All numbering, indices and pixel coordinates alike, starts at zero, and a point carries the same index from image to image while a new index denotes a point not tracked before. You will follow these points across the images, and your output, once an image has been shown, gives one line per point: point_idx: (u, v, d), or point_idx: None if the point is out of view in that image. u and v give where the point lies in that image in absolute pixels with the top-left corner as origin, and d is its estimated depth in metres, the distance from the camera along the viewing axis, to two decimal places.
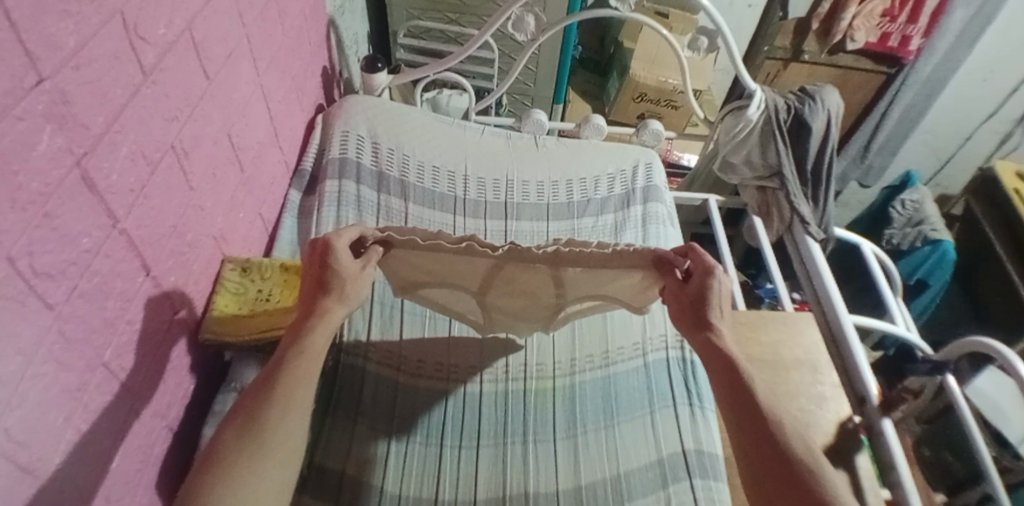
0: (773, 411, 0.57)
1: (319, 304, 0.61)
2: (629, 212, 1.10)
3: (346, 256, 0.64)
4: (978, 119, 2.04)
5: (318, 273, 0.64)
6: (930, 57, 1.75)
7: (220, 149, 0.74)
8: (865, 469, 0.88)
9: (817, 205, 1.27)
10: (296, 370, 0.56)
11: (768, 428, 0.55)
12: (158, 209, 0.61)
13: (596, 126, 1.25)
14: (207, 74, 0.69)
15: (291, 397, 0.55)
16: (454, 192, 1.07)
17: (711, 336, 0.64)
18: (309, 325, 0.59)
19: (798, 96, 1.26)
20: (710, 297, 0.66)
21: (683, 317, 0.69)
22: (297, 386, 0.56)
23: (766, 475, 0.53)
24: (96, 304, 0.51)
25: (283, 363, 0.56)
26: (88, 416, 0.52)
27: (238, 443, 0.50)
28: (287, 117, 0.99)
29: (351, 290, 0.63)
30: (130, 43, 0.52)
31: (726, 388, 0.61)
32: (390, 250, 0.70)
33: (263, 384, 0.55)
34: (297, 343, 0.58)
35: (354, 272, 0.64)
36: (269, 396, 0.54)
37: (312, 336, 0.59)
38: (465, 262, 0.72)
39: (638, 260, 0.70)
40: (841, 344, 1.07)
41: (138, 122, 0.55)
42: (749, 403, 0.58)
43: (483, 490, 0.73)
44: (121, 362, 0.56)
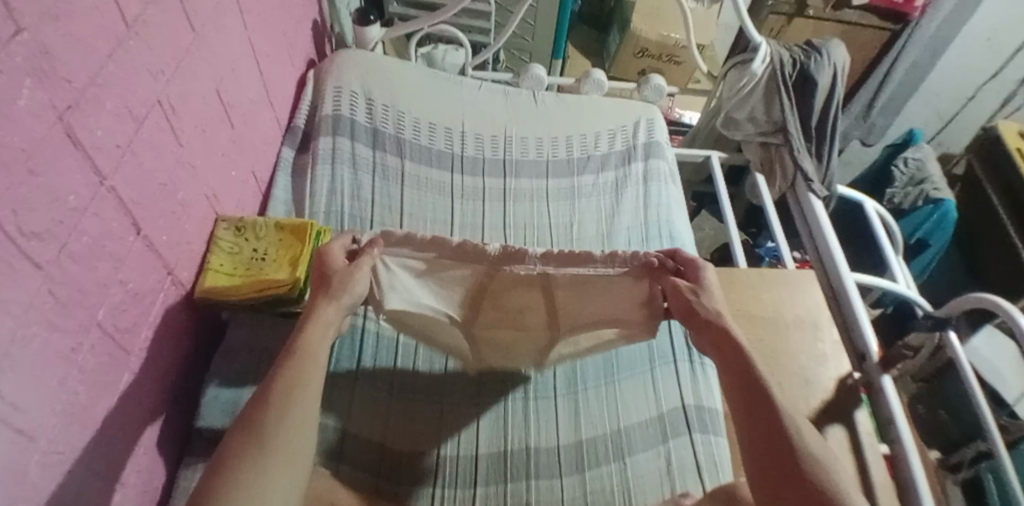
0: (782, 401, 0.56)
1: (313, 306, 0.61)
2: (630, 170, 1.08)
3: (340, 256, 0.65)
4: (980, 80, 2.00)
5: (316, 281, 0.64)
6: (936, 14, 1.71)
7: (210, 107, 0.71)
8: (865, 425, 0.89)
9: (821, 162, 1.23)
10: (296, 364, 0.54)
11: (769, 407, 0.54)
12: (146, 167, 0.58)
13: (596, 81, 1.20)
14: (192, 27, 0.65)
15: (293, 385, 0.52)
16: (451, 149, 1.04)
17: (726, 327, 0.63)
18: (302, 329, 0.58)
19: (803, 50, 1.23)
20: (710, 287, 0.67)
21: (687, 313, 0.66)
22: (298, 380, 0.53)
23: (771, 454, 0.51)
24: (87, 265, 0.50)
25: (279, 365, 0.54)
26: (83, 377, 0.51)
27: (243, 446, 0.47)
28: (277, 74, 0.95)
29: (342, 287, 0.63)
30: None
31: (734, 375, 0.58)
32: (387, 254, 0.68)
33: (261, 388, 0.52)
34: (293, 344, 0.57)
35: (355, 274, 0.64)
36: (267, 397, 0.51)
37: (305, 338, 0.57)
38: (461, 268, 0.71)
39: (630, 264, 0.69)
40: (842, 299, 1.08)
41: (122, 77, 0.52)
42: (755, 385, 0.56)
43: (489, 444, 0.74)
44: (116, 322, 0.55)
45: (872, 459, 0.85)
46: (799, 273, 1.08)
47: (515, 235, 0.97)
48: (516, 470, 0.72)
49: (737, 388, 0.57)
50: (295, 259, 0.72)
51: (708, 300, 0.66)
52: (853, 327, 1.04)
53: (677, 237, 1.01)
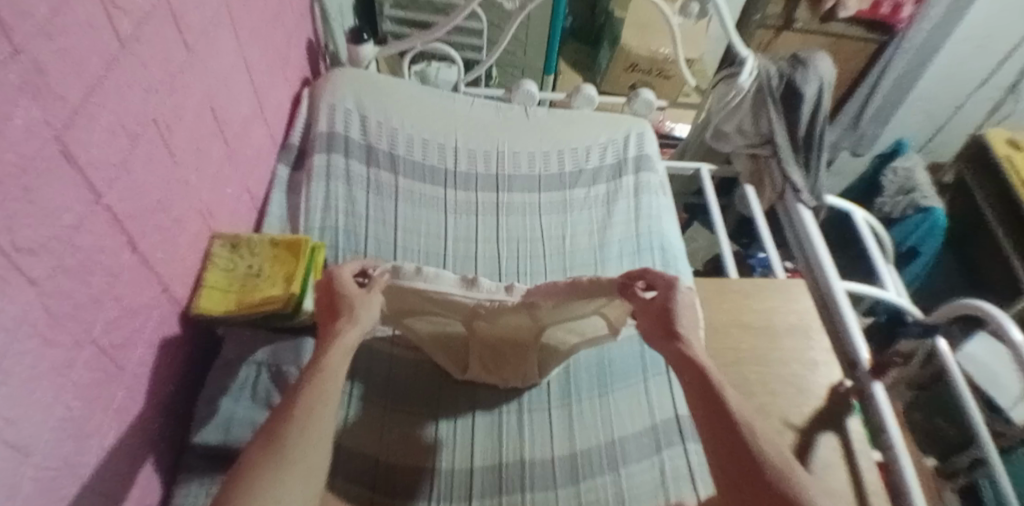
0: (744, 415, 0.56)
1: (336, 329, 0.63)
2: (621, 183, 1.10)
3: (352, 284, 0.68)
4: (969, 88, 2.04)
5: (328, 306, 0.67)
6: (922, 24, 1.73)
7: (203, 124, 0.72)
8: (856, 432, 0.90)
9: (809, 173, 1.26)
10: (317, 385, 0.56)
11: (735, 427, 0.55)
12: (140, 184, 0.59)
13: (586, 96, 1.23)
14: (185, 46, 0.66)
15: (314, 409, 0.54)
16: (444, 165, 1.06)
17: (683, 347, 0.64)
18: (323, 350, 0.60)
19: (790, 63, 1.24)
20: (676, 308, 0.68)
21: (652, 331, 0.68)
22: (319, 404, 0.55)
23: (736, 471, 0.52)
24: (81, 280, 0.50)
25: (302, 385, 0.56)
26: (77, 392, 0.51)
27: (266, 458, 0.49)
28: (272, 92, 0.97)
29: (360, 313, 0.65)
30: (104, 13, 0.51)
31: (697, 393, 0.59)
32: (391, 286, 0.71)
33: (283, 407, 0.54)
34: (315, 366, 0.58)
35: (365, 303, 0.66)
36: (291, 413, 0.53)
37: (327, 357, 0.59)
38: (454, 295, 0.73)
39: (606, 287, 0.72)
40: (832, 308, 1.09)
41: (116, 95, 0.53)
42: (718, 404, 0.57)
43: (484, 456, 0.75)
44: (110, 337, 0.56)
45: (866, 466, 0.86)
46: (790, 281, 1.09)
47: (510, 248, 0.99)
48: (511, 483, 0.72)
49: (702, 409, 0.58)
50: (290, 275, 0.73)
51: (670, 321, 0.67)
52: (844, 336, 1.05)
53: (669, 248, 1.02)
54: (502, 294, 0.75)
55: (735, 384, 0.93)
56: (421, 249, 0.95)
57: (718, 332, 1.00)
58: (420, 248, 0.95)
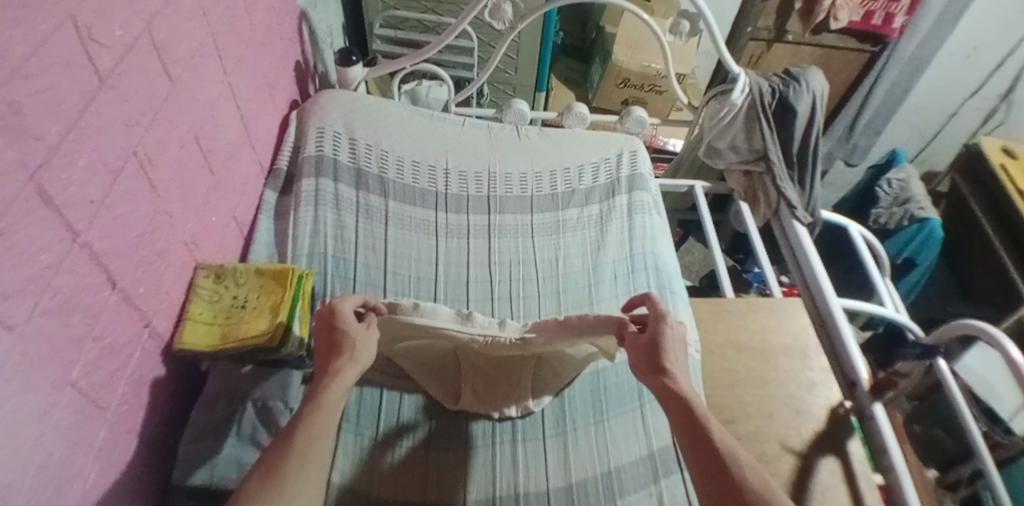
0: (727, 445, 0.57)
1: (333, 367, 0.63)
2: (615, 202, 1.09)
3: (351, 317, 0.68)
4: (960, 97, 2.04)
5: (326, 339, 0.66)
6: (914, 35, 1.74)
7: (188, 153, 0.71)
8: (858, 454, 0.88)
9: (803, 188, 1.26)
10: (313, 421, 0.57)
11: (721, 461, 0.55)
12: (121, 219, 0.57)
13: (578, 114, 1.21)
14: (169, 76, 0.65)
15: (310, 442, 0.55)
16: (435, 187, 1.05)
17: (667, 381, 0.65)
18: (320, 385, 0.61)
19: (782, 79, 1.24)
20: (664, 341, 0.69)
21: (642, 366, 0.69)
22: (314, 444, 0.55)
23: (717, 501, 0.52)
24: (61, 321, 0.49)
25: (300, 421, 0.57)
26: (59, 437, 0.49)
27: (260, 495, 0.50)
28: (258, 117, 0.95)
29: (359, 350, 0.65)
30: (84, 48, 0.49)
31: (684, 427, 0.60)
32: (388, 320, 0.74)
33: (280, 442, 0.55)
34: (312, 402, 0.59)
35: (363, 340, 0.67)
36: (287, 450, 0.54)
37: (326, 394, 0.60)
38: (450, 329, 0.76)
39: (603, 324, 0.74)
40: (829, 326, 1.08)
41: (96, 130, 0.52)
42: (703, 436, 0.58)
43: (475, 488, 0.72)
44: (91, 379, 0.54)
45: (867, 489, 0.84)
46: (787, 299, 1.08)
47: (502, 271, 0.97)
48: None
49: (686, 442, 0.59)
50: (277, 306, 0.70)
51: (657, 354, 0.68)
52: (843, 355, 1.04)
53: (663, 268, 1.01)
54: (496, 328, 0.78)
55: (735, 408, 0.91)
56: (412, 274, 0.94)
57: (714, 354, 0.99)
58: (411, 274, 0.94)
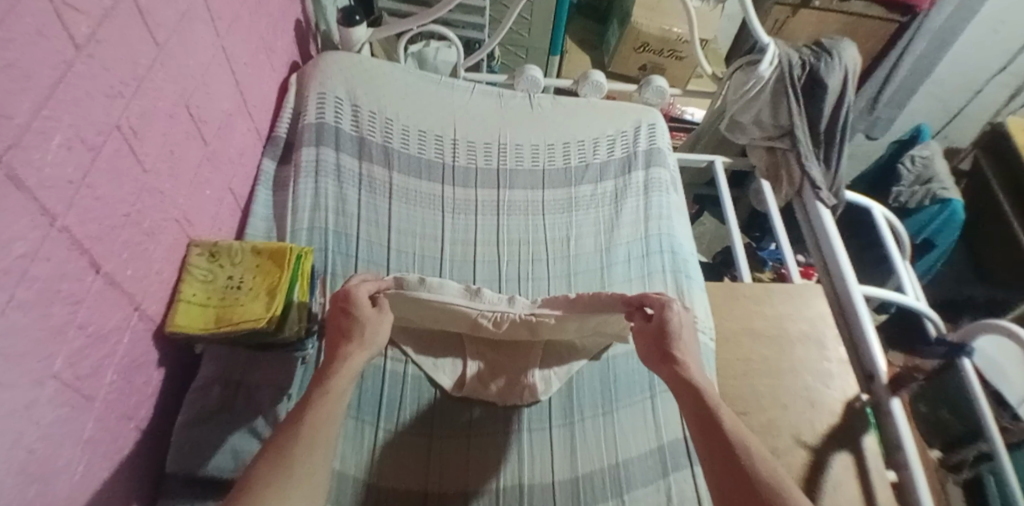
0: (737, 432, 0.56)
1: (342, 351, 0.61)
2: (630, 179, 1.03)
3: (366, 302, 0.65)
4: (989, 72, 1.93)
5: (337, 324, 0.64)
6: (944, 6, 1.62)
7: (178, 125, 0.66)
8: (872, 450, 0.85)
9: (829, 168, 1.19)
10: (322, 403, 0.55)
11: (733, 451, 0.54)
12: (106, 199, 0.53)
13: (594, 83, 1.14)
14: (156, 41, 0.60)
15: (321, 421, 0.54)
16: (442, 159, 0.99)
17: (678, 369, 0.63)
18: (331, 370, 0.60)
19: (813, 50, 1.16)
20: (672, 328, 0.67)
21: (651, 355, 0.67)
22: (324, 425, 0.54)
23: (730, 492, 0.51)
24: (40, 312, 0.45)
25: (309, 403, 0.55)
26: (41, 432, 0.47)
27: (271, 476, 0.48)
28: (255, 82, 0.89)
29: (371, 336, 0.63)
30: (56, 13, 0.44)
31: (695, 416, 0.58)
32: (395, 297, 0.72)
33: (289, 423, 0.53)
34: (321, 386, 0.58)
35: (378, 328, 0.65)
36: (298, 431, 0.52)
37: (336, 378, 0.58)
38: (458, 304, 0.75)
39: (609, 304, 0.72)
40: (849, 314, 1.04)
41: (72, 105, 0.47)
42: (713, 424, 0.57)
43: (482, 475, 0.71)
44: (75, 369, 0.51)
45: (879, 486, 0.82)
46: (806, 284, 1.04)
47: (510, 251, 0.93)
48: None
49: (698, 432, 0.58)
50: (273, 289, 0.68)
51: (667, 342, 0.66)
52: (862, 346, 1.00)
53: (679, 252, 0.96)
54: (505, 305, 0.77)
55: (746, 399, 0.89)
56: (416, 252, 0.90)
57: (727, 341, 0.96)
58: (415, 251, 0.90)
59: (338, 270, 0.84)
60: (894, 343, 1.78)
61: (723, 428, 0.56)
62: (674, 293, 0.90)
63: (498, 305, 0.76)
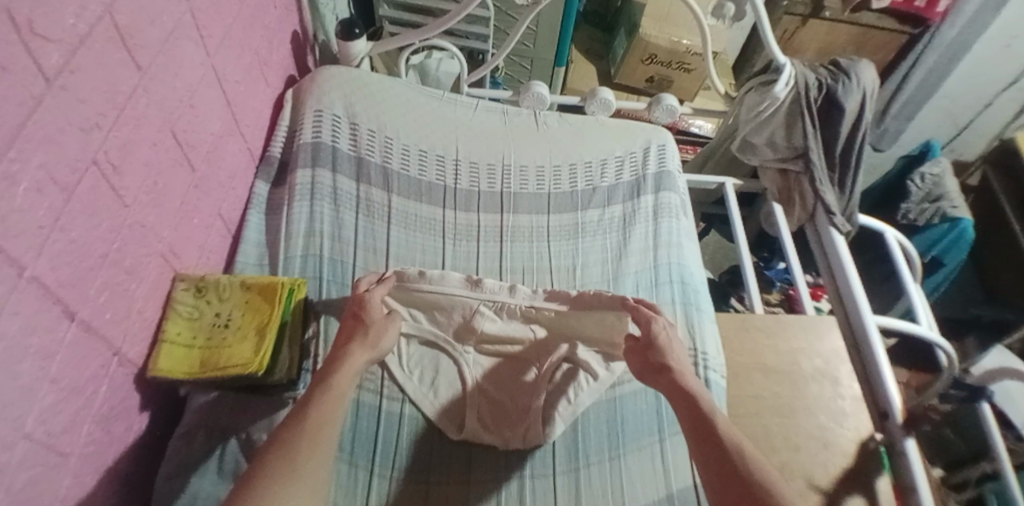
0: (731, 438, 0.58)
1: (347, 349, 0.64)
2: (639, 203, 0.99)
3: (378, 309, 0.69)
4: (996, 88, 1.84)
5: (348, 325, 0.68)
6: (957, 20, 1.58)
7: (162, 152, 0.62)
8: (887, 494, 0.82)
9: (843, 192, 1.15)
10: (324, 400, 0.57)
11: (728, 458, 0.56)
12: (81, 242, 0.49)
13: (603, 100, 1.08)
14: (138, 65, 0.56)
15: (325, 419, 0.55)
16: (443, 181, 0.95)
17: (675, 378, 0.66)
18: (333, 369, 0.61)
19: (830, 71, 1.12)
20: (660, 340, 0.70)
21: (645, 369, 0.70)
22: (326, 422, 0.55)
23: (729, 497, 0.53)
24: (7, 371, 0.42)
25: (310, 400, 0.57)
26: (8, 501, 0.43)
27: (276, 472, 0.49)
28: (248, 99, 0.85)
29: (377, 337, 0.67)
30: (24, 46, 0.40)
31: (691, 422, 0.61)
32: (400, 289, 0.79)
33: (293, 417, 0.55)
34: (324, 383, 0.60)
35: (382, 327, 0.68)
36: (299, 428, 0.54)
37: (337, 377, 0.60)
38: (459, 292, 0.80)
39: (610, 302, 0.78)
40: (863, 349, 1.00)
41: (42, 143, 0.43)
42: (707, 432, 0.59)
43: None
44: (49, 426, 0.47)
45: None
46: (820, 318, 1.00)
47: (514, 280, 0.89)
48: None
49: (693, 438, 0.60)
50: (263, 327, 0.65)
51: (657, 354, 0.69)
52: (875, 381, 0.97)
53: (689, 281, 0.92)
54: (504, 294, 0.81)
55: (756, 438, 0.85)
56: None
57: (738, 376, 0.92)
58: None
59: (332, 300, 0.80)
60: (900, 362, 1.75)
61: (720, 436, 0.58)
62: (684, 328, 0.86)
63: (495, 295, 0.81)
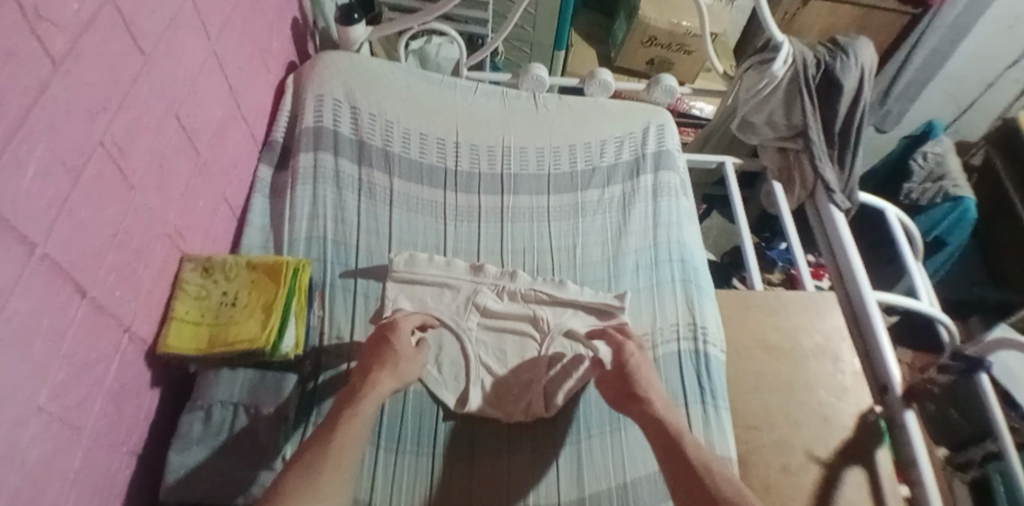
0: (700, 460, 0.58)
1: (372, 378, 0.64)
2: (638, 183, 1.00)
3: (407, 341, 0.70)
4: (999, 67, 1.81)
5: (374, 348, 0.68)
6: None
7: (166, 136, 0.63)
8: (886, 467, 0.83)
9: (843, 169, 1.15)
10: (350, 423, 0.58)
11: (698, 481, 0.56)
12: (88, 222, 0.51)
13: (602, 82, 1.09)
14: (140, 50, 0.57)
15: (348, 445, 0.56)
16: (444, 163, 0.96)
17: (646, 405, 0.65)
18: (359, 391, 0.62)
19: (829, 49, 1.12)
20: (630, 367, 0.70)
21: (617, 396, 0.69)
22: (349, 446, 0.56)
23: None
24: (21, 346, 0.43)
25: (338, 421, 0.58)
26: (26, 471, 0.44)
27: (301, 485, 0.51)
28: (249, 85, 0.86)
29: (405, 370, 0.67)
30: (31, 30, 0.41)
31: (664, 450, 0.60)
32: (405, 274, 0.82)
33: (321, 436, 0.57)
34: (351, 405, 0.61)
35: (410, 358, 0.68)
36: (326, 449, 0.55)
37: (364, 400, 0.61)
38: (462, 278, 0.84)
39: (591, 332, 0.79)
40: (863, 324, 1.01)
41: (49, 126, 0.44)
42: (678, 457, 0.59)
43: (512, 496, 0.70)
44: (63, 401, 0.49)
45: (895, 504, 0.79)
46: (819, 294, 1.01)
47: (515, 260, 0.90)
48: None
49: (665, 464, 0.59)
50: (269, 307, 0.66)
51: (627, 380, 0.69)
52: (875, 355, 0.97)
53: (689, 260, 0.93)
54: (506, 279, 0.85)
55: (757, 412, 0.87)
56: None
57: (739, 353, 0.94)
58: None
59: (337, 282, 0.81)
60: (903, 342, 1.75)
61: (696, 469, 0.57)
62: (684, 305, 0.87)
63: (497, 279, 0.85)
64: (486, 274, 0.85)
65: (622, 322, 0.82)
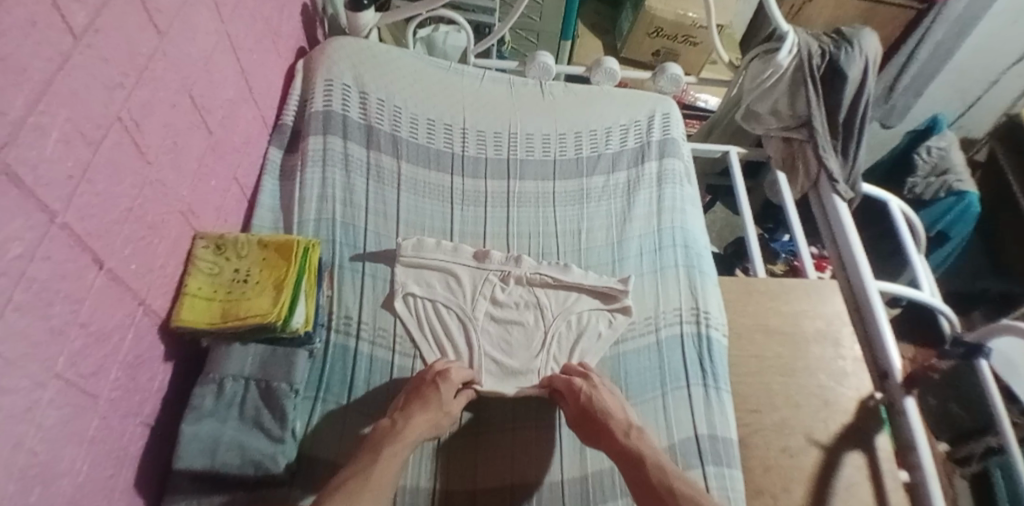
0: (666, 479, 0.60)
1: (412, 421, 0.65)
2: (643, 170, 1.00)
3: (451, 391, 0.70)
4: (1006, 62, 1.80)
5: (418, 389, 0.70)
6: None
7: (181, 114, 0.64)
8: (885, 450, 0.84)
9: (846, 159, 1.15)
10: (388, 461, 0.60)
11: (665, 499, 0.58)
12: (106, 194, 0.52)
13: (608, 69, 1.10)
14: (156, 28, 0.58)
15: (381, 483, 0.57)
16: (451, 148, 0.97)
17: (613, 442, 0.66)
18: (398, 431, 0.64)
19: (833, 39, 1.12)
20: (593, 405, 0.69)
21: (585, 432, 0.69)
22: (386, 481, 0.58)
23: None
24: (40, 313, 0.44)
25: (378, 453, 0.60)
26: (43, 435, 0.46)
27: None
28: (260, 68, 0.87)
29: (443, 424, 0.67)
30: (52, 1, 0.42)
31: (637, 482, 0.61)
32: (414, 257, 0.84)
33: (356, 472, 0.58)
34: (389, 441, 0.63)
35: (450, 409, 0.69)
36: (364, 481, 0.57)
37: (399, 441, 0.63)
38: (466, 264, 0.85)
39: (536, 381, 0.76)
40: (864, 311, 1.02)
41: (69, 98, 0.45)
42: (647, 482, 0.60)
43: (527, 477, 0.71)
44: (79, 368, 0.50)
45: (893, 488, 0.80)
46: (822, 282, 1.01)
47: (520, 244, 0.92)
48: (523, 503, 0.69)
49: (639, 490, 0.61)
50: (278, 281, 0.67)
51: (592, 418, 0.68)
52: (876, 342, 0.98)
53: (692, 245, 0.93)
54: (512, 265, 0.85)
55: (758, 396, 0.88)
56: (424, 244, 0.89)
57: (740, 337, 0.95)
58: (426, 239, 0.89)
59: (345, 262, 0.83)
60: (905, 335, 1.77)
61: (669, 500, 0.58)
62: (687, 288, 0.88)
63: (503, 266, 0.86)
64: (492, 264, 0.85)
65: (624, 305, 0.84)
